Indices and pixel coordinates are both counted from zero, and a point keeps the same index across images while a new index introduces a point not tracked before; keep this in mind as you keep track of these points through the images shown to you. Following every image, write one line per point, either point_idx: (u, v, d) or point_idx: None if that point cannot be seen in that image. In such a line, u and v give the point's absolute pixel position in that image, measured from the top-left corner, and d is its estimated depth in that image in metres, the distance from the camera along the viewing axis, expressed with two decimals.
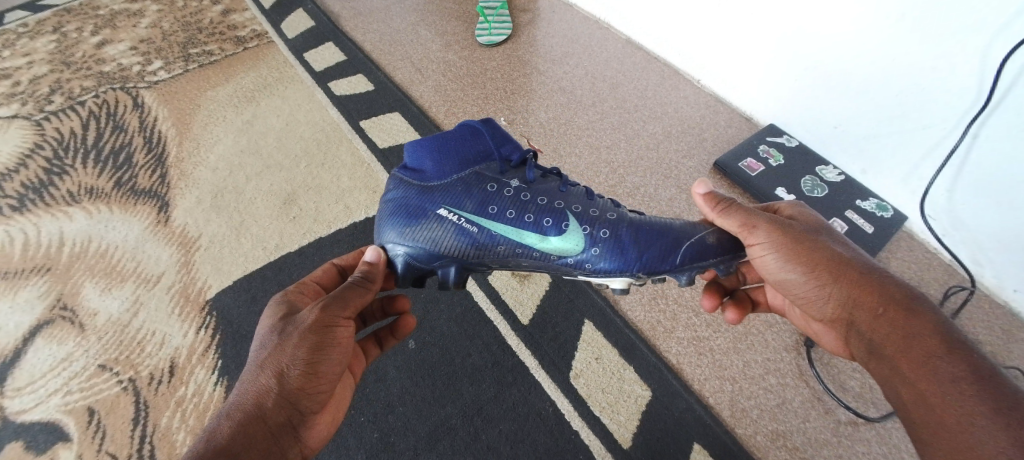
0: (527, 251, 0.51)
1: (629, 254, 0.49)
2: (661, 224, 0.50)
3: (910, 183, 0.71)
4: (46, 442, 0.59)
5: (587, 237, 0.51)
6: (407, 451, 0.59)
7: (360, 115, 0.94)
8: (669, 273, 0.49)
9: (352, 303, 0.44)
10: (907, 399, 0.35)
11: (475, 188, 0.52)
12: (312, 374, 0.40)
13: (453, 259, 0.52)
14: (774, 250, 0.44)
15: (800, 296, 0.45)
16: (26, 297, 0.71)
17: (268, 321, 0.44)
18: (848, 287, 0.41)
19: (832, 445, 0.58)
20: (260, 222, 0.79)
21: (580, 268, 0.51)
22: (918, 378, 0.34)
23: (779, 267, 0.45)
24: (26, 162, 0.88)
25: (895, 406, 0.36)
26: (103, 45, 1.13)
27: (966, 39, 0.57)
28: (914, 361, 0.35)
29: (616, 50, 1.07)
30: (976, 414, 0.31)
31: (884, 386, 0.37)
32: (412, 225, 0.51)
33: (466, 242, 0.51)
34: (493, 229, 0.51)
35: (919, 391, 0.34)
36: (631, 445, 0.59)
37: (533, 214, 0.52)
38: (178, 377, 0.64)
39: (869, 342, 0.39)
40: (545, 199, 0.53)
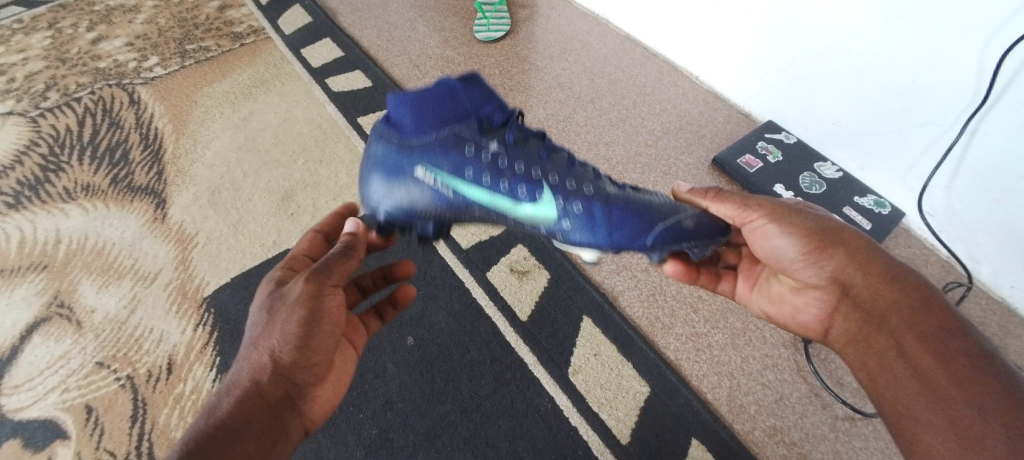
0: (503, 215, 0.50)
1: (600, 230, 0.47)
2: (637, 201, 0.48)
3: (908, 179, 0.71)
4: (44, 439, 0.59)
5: (560, 210, 0.48)
6: (407, 447, 0.59)
7: (358, 111, 0.94)
8: (640, 251, 0.48)
9: (337, 271, 0.43)
10: (913, 376, 0.34)
11: (453, 150, 0.48)
12: (302, 346, 0.39)
13: (429, 219, 0.50)
14: (772, 219, 0.45)
15: (793, 269, 0.44)
16: (22, 294, 0.71)
17: (260, 298, 0.44)
18: (849, 255, 0.41)
19: (830, 440, 0.58)
20: (258, 218, 0.78)
21: (553, 237, 0.50)
22: (919, 358, 0.35)
23: (777, 238, 0.45)
24: (22, 159, 0.88)
25: (895, 386, 0.35)
26: (98, 42, 1.12)
27: (965, 37, 0.57)
28: (918, 339, 0.35)
29: (615, 46, 1.07)
30: (986, 391, 0.31)
31: (886, 362, 0.36)
32: (390, 183, 0.49)
33: (442, 204, 0.49)
34: (468, 194, 0.49)
35: (920, 369, 0.34)
36: (630, 441, 0.59)
37: (509, 182, 0.49)
38: (177, 374, 0.64)
39: (869, 307, 0.39)
40: (523, 166, 0.50)
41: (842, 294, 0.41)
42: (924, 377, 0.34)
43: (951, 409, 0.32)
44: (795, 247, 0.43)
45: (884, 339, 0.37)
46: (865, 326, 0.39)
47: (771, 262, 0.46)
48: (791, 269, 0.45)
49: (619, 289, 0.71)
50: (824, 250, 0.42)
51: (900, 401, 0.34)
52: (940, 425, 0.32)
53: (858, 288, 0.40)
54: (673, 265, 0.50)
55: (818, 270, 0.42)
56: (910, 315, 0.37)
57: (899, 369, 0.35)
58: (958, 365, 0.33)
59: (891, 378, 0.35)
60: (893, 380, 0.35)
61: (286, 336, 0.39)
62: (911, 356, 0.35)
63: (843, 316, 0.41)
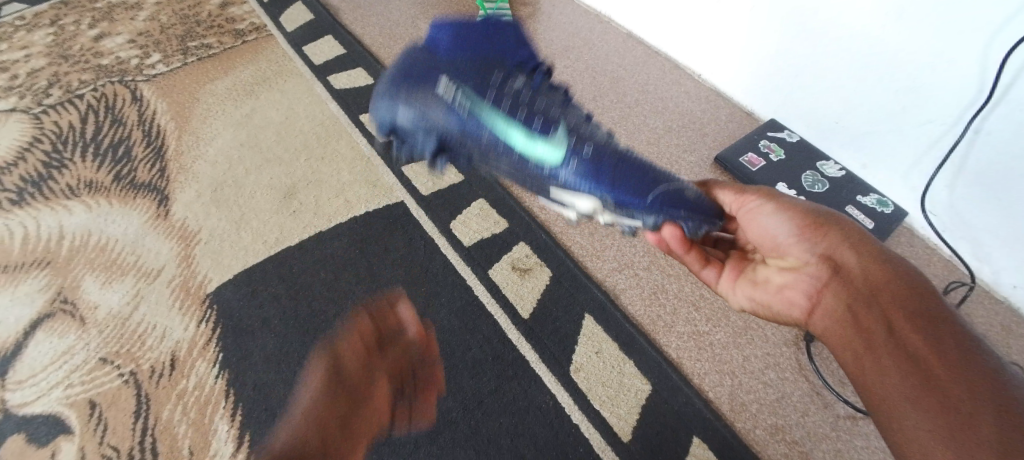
0: (509, 150, 0.42)
1: (604, 179, 0.40)
2: (646, 160, 0.43)
3: (910, 179, 0.71)
4: (47, 435, 0.60)
5: (570, 148, 0.40)
6: (409, 444, 0.59)
7: (360, 109, 0.94)
8: (636, 212, 0.42)
9: (391, 345, 0.59)
10: (902, 359, 0.33)
11: (480, 69, 0.43)
12: (343, 425, 0.50)
13: (434, 132, 0.43)
14: (767, 197, 0.45)
15: (784, 247, 0.44)
16: (26, 290, 0.71)
17: (316, 376, 0.55)
18: (842, 233, 0.41)
19: (831, 439, 0.58)
20: (260, 215, 0.78)
21: (552, 181, 0.42)
22: (905, 344, 0.33)
23: (769, 216, 0.45)
24: (25, 155, 0.88)
25: (883, 368, 0.33)
26: (101, 39, 1.12)
27: (966, 37, 0.57)
28: (906, 323, 0.34)
29: (617, 44, 1.06)
30: (979, 376, 0.30)
31: (875, 344, 0.35)
32: (409, 89, 0.43)
33: (450, 120, 0.42)
34: (481, 114, 0.41)
35: (907, 354, 0.32)
36: (631, 438, 0.59)
37: (528, 111, 0.41)
38: (180, 370, 0.64)
39: (858, 282, 0.38)
40: (547, 103, 0.43)
41: (830, 272, 0.40)
42: (911, 368, 0.32)
43: (940, 402, 0.30)
44: (788, 223, 0.43)
45: (871, 317, 0.36)
46: (853, 305, 0.37)
47: (764, 243, 0.46)
48: (782, 247, 0.44)
49: (621, 287, 0.71)
50: (816, 228, 0.42)
51: (888, 386, 0.33)
52: (929, 417, 0.30)
53: (848, 265, 0.39)
54: (670, 230, 0.44)
55: (809, 247, 0.42)
56: (900, 297, 0.35)
57: (883, 354, 0.34)
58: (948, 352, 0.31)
59: (877, 366, 0.34)
60: (880, 367, 0.34)
61: (325, 403, 0.51)
62: (900, 340, 0.33)
63: (830, 292, 0.39)
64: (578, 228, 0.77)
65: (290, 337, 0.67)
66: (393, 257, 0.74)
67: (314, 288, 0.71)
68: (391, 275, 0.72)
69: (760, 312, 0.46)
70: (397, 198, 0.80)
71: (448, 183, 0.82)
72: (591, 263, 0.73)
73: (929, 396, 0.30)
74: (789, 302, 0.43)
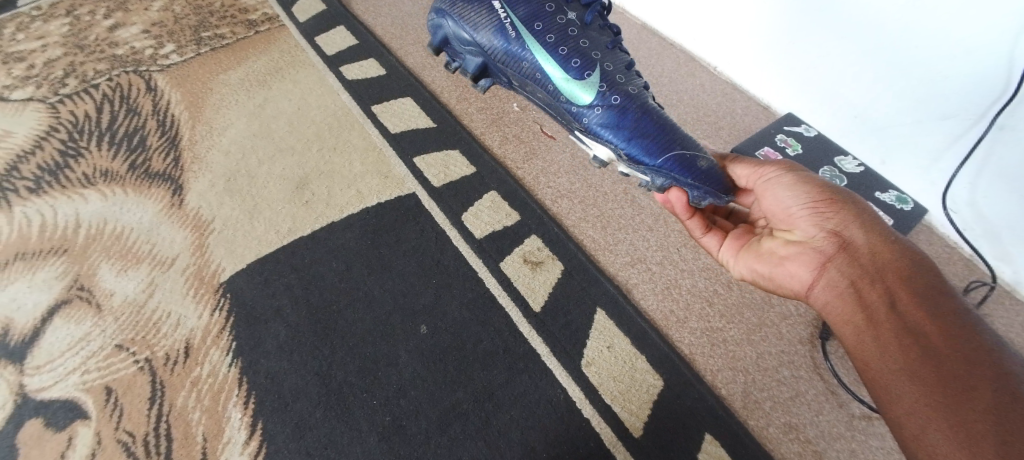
0: (545, 81, 0.59)
1: (625, 129, 0.56)
2: (667, 121, 0.56)
3: (930, 174, 0.69)
4: (65, 419, 0.61)
5: (598, 94, 0.57)
6: (419, 435, 0.59)
7: (372, 100, 0.93)
8: (649, 168, 0.56)
9: None
10: (906, 339, 0.39)
11: (534, 3, 0.60)
12: None
13: (483, 52, 0.61)
14: (788, 176, 0.52)
15: (796, 222, 0.51)
16: (43, 278, 0.72)
17: None
18: (855, 218, 0.47)
19: (846, 439, 0.57)
20: (273, 206, 0.79)
21: (578, 120, 0.59)
22: (909, 331, 0.39)
23: (787, 193, 0.52)
24: (42, 144, 0.89)
25: (887, 345, 0.40)
26: (115, 29, 1.13)
27: (993, 26, 0.55)
28: (913, 312, 0.40)
29: (632, 35, 1.05)
30: (981, 365, 0.35)
31: (880, 322, 0.41)
32: (468, 4, 0.60)
33: (500, 41, 0.59)
34: (526, 42, 0.59)
35: (910, 341, 0.39)
36: (642, 434, 0.59)
37: (567, 50, 0.59)
38: (194, 357, 0.64)
39: (863, 261, 0.45)
40: (586, 44, 0.60)
41: (839, 252, 0.47)
42: (915, 355, 0.38)
43: (942, 391, 0.36)
44: (804, 200, 0.50)
45: (878, 301, 0.42)
46: (861, 285, 0.44)
47: (778, 215, 0.53)
48: (795, 222, 0.51)
49: (633, 282, 0.70)
50: (830, 209, 0.49)
51: (889, 362, 0.39)
52: (927, 401, 0.36)
53: (855, 245, 0.46)
54: (676, 194, 0.55)
55: (823, 227, 0.49)
56: (905, 285, 0.41)
57: (886, 335, 0.40)
58: (949, 342, 0.37)
59: (881, 347, 0.40)
60: (884, 348, 0.40)
61: None
62: (904, 324, 0.40)
63: (837, 269, 0.46)
64: (590, 221, 0.76)
65: (301, 326, 0.67)
66: (405, 248, 0.73)
67: (327, 278, 0.71)
68: (403, 266, 0.72)
69: (760, 280, 0.55)
70: (409, 190, 0.80)
71: (459, 175, 0.82)
72: (603, 256, 0.73)
73: (928, 384, 0.36)
74: (794, 271, 0.50)
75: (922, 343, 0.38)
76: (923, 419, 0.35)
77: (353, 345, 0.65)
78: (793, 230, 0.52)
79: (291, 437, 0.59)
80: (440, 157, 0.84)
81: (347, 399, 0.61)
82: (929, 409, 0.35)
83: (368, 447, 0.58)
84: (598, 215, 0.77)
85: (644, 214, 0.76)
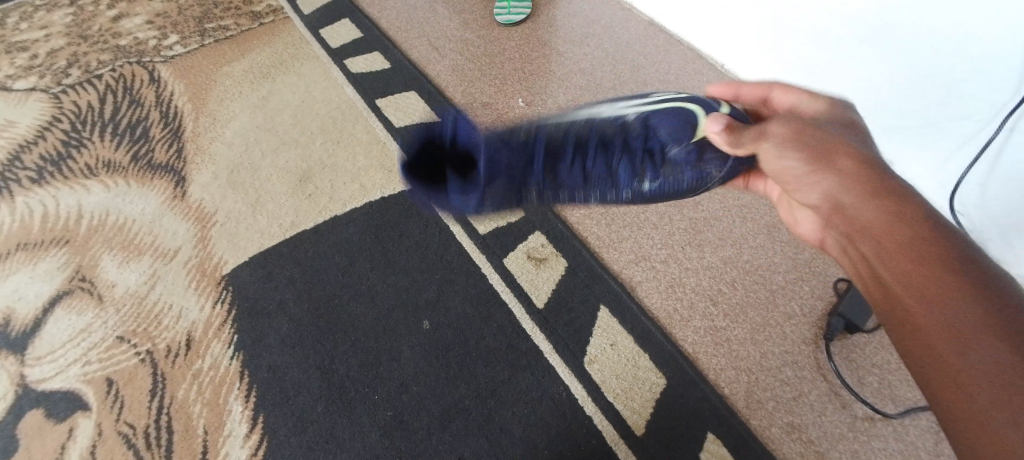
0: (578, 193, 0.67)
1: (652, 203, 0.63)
2: (663, 191, 0.57)
3: (940, 176, 0.68)
4: (66, 410, 0.60)
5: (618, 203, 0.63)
6: (420, 430, 0.59)
7: (376, 93, 0.93)
8: None
9: None
10: (918, 311, 0.28)
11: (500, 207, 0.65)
12: None
13: None
14: (778, 134, 0.37)
15: (795, 184, 0.37)
16: (45, 268, 0.72)
17: None
18: (851, 170, 0.34)
19: (848, 440, 0.57)
20: (276, 198, 0.78)
21: None
22: (938, 300, 0.28)
23: (778, 153, 0.37)
24: (44, 134, 0.89)
25: (908, 324, 0.29)
26: (119, 19, 1.12)
27: (994, 25, 0.55)
28: (934, 271, 0.28)
29: (639, 31, 1.04)
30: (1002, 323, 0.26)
31: (897, 297, 0.30)
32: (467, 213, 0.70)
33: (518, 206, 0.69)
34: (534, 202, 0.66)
35: (938, 312, 0.27)
36: (645, 433, 0.58)
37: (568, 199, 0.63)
38: (195, 350, 0.64)
39: (865, 227, 0.32)
40: (568, 194, 0.61)
41: (826, 209, 0.35)
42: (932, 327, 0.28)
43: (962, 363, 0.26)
44: (799, 162, 0.36)
45: (890, 270, 0.31)
46: (862, 252, 0.33)
47: (775, 177, 0.39)
48: (794, 184, 0.37)
49: (637, 280, 0.69)
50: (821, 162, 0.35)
51: (915, 341, 0.29)
52: (994, 387, 0.24)
53: (850, 209, 0.33)
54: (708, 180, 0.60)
55: (806, 185, 0.36)
56: (908, 240, 0.30)
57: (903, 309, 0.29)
58: (992, 304, 0.26)
59: (907, 328, 0.29)
60: (909, 330, 0.29)
61: None
62: (919, 293, 0.29)
63: (834, 233, 0.36)
64: (595, 218, 0.76)
65: (303, 320, 0.67)
66: (409, 243, 0.73)
67: (329, 272, 0.70)
68: (406, 261, 0.71)
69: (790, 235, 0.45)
70: None
71: None
72: (607, 254, 0.72)
73: (988, 362, 0.25)
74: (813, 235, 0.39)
75: (961, 313, 0.27)
76: (980, 389, 0.25)
77: (356, 340, 0.65)
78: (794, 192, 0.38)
79: (292, 431, 0.59)
80: None
81: (348, 394, 0.61)
82: (997, 399, 0.24)
83: (369, 442, 0.58)
84: (602, 212, 0.76)
85: (649, 212, 0.76)
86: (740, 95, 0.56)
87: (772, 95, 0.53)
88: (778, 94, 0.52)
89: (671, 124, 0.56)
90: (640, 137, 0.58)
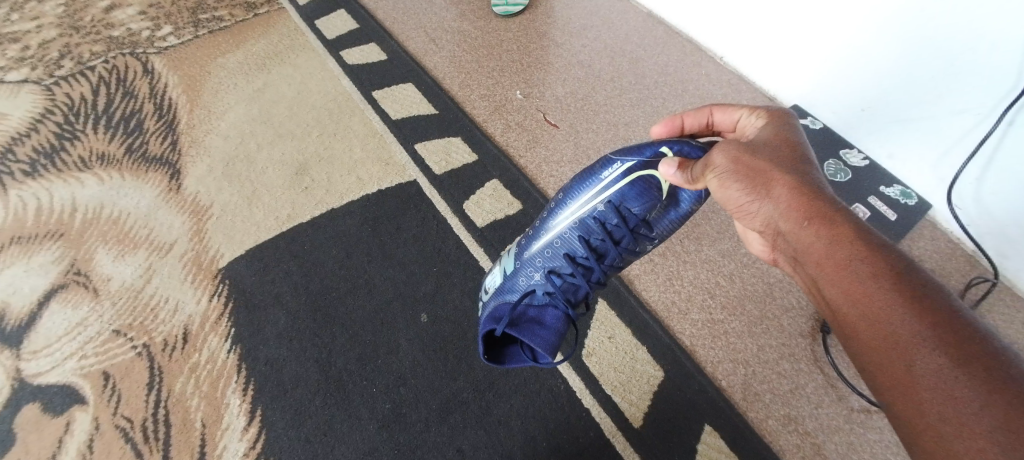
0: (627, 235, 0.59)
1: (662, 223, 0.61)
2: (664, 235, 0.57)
3: (939, 169, 0.68)
4: (62, 404, 0.60)
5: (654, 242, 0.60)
6: (419, 422, 0.59)
7: (372, 85, 0.92)
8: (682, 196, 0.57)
9: None
10: (866, 336, 0.31)
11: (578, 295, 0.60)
12: None
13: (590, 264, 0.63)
14: (728, 173, 0.39)
15: (746, 211, 0.39)
16: (40, 262, 0.71)
17: None
18: (792, 197, 0.36)
19: (844, 432, 0.57)
20: (272, 191, 0.78)
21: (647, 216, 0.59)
22: (885, 321, 0.30)
23: (731, 186, 0.39)
24: (37, 127, 0.87)
25: (861, 349, 0.31)
26: (112, 10, 1.10)
27: (1003, 12, 0.53)
28: (870, 292, 0.31)
29: (638, 23, 1.03)
30: (950, 347, 0.27)
31: (847, 322, 0.32)
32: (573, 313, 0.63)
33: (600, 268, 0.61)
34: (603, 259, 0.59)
35: (887, 334, 0.30)
36: (643, 425, 0.58)
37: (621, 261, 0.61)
38: (192, 344, 0.64)
39: (811, 254, 0.34)
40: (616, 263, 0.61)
41: (776, 234, 0.38)
42: (885, 353, 0.30)
43: (918, 391, 0.28)
44: (745, 194, 0.38)
45: (836, 293, 0.33)
46: (808, 274, 0.35)
47: (730, 208, 0.41)
48: (747, 212, 0.39)
49: (635, 273, 0.69)
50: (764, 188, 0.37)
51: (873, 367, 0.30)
52: (952, 405, 0.26)
53: (796, 236, 0.35)
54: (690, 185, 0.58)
55: (752, 210, 0.39)
56: (849, 262, 0.32)
57: (858, 336, 0.31)
58: (931, 318, 0.29)
59: (860, 351, 0.31)
60: (862, 354, 0.31)
61: None
62: (864, 319, 0.31)
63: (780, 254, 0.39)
64: None
65: (300, 313, 0.66)
66: (407, 236, 0.73)
67: (326, 265, 0.70)
68: (403, 254, 0.71)
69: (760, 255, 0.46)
70: (410, 177, 0.79)
71: (461, 162, 0.81)
72: None
73: (942, 384, 0.27)
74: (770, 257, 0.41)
75: (906, 333, 0.29)
76: (946, 419, 0.26)
77: (353, 333, 0.65)
78: (748, 218, 0.40)
79: (290, 424, 0.59)
80: (441, 143, 0.83)
81: (345, 386, 0.61)
82: (954, 419, 0.26)
83: (367, 435, 0.58)
84: None
85: None
86: (684, 127, 0.52)
87: (714, 117, 0.50)
88: (720, 115, 0.49)
89: (636, 197, 0.53)
90: (614, 221, 0.55)
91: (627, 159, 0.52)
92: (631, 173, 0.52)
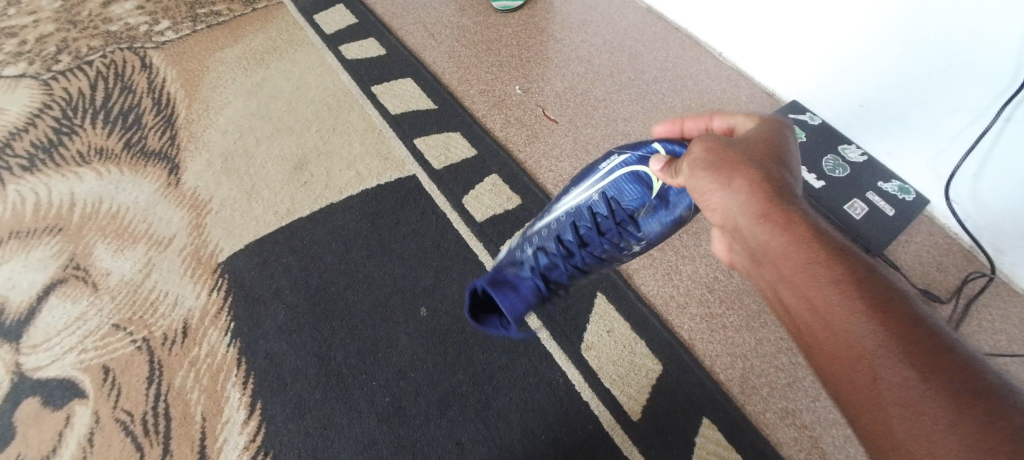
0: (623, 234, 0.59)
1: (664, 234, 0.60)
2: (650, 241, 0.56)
3: (937, 165, 0.68)
4: (62, 398, 0.60)
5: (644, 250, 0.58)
6: (418, 416, 0.59)
7: (372, 80, 0.92)
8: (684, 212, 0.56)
9: None
10: (830, 345, 0.30)
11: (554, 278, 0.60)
12: None
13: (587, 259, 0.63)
14: (702, 163, 0.39)
15: (714, 209, 0.39)
16: (38, 257, 0.71)
17: None
18: (758, 196, 0.35)
19: (841, 425, 0.58)
20: (271, 186, 0.78)
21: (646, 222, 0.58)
22: (848, 331, 0.29)
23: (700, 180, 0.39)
24: (35, 121, 0.87)
25: (825, 358, 0.30)
26: (109, 5, 1.10)
27: (1003, 12, 0.53)
28: (833, 300, 0.30)
29: (637, 19, 1.03)
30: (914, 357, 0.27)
31: (811, 330, 0.31)
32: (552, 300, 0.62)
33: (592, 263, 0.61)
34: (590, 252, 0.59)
35: (849, 343, 0.29)
36: (642, 418, 0.59)
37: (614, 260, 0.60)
38: (192, 337, 0.64)
39: (776, 258, 0.33)
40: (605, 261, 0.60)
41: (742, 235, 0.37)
42: (849, 364, 0.29)
43: (886, 405, 0.27)
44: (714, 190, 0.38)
45: (799, 300, 0.32)
46: (773, 281, 0.35)
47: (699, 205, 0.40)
48: (714, 209, 0.39)
49: (635, 268, 0.70)
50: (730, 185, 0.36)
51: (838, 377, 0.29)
52: (919, 421, 0.25)
53: (760, 237, 0.34)
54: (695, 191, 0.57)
55: (718, 208, 0.38)
56: (811, 267, 0.31)
57: (822, 345, 0.30)
58: (894, 327, 0.28)
59: (823, 361, 0.31)
60: (825, 364, 0.30)
61: None
62: (829, 327, 0.30)
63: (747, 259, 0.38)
64: None
65: (300, 308, 0.66)
66: (406, 231, 0.73)
67: (325, 260, 0.70)
68: (402, 249, 0.71)
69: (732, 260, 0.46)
70: (409, 172, 0.79)
71: (460, 157, 0.81)
72: None
73: (907, 397, 0.26)
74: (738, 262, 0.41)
75: (869, 344, 0.28)
76: (914, 433, 0.25)
77: (353, 328, 0.65)
78: (715, 217, 0.39)
79: (290, 417, 0.59)
80: (441, 139, 0.83)
81: (345, 380, 0.61)
82: (920, 435, 0.25)
83: (367, 427, 0.58)
84: None
85: None
86: (683, 132, 0.50)
87: (712, 124, 0.48)
88: (718, 121, 0.47)
89: (628, 190, 0.53)
90: (603, 212, 0.56)
91: (626, 151, 0.54)
92: (627, 166, 0.53)
